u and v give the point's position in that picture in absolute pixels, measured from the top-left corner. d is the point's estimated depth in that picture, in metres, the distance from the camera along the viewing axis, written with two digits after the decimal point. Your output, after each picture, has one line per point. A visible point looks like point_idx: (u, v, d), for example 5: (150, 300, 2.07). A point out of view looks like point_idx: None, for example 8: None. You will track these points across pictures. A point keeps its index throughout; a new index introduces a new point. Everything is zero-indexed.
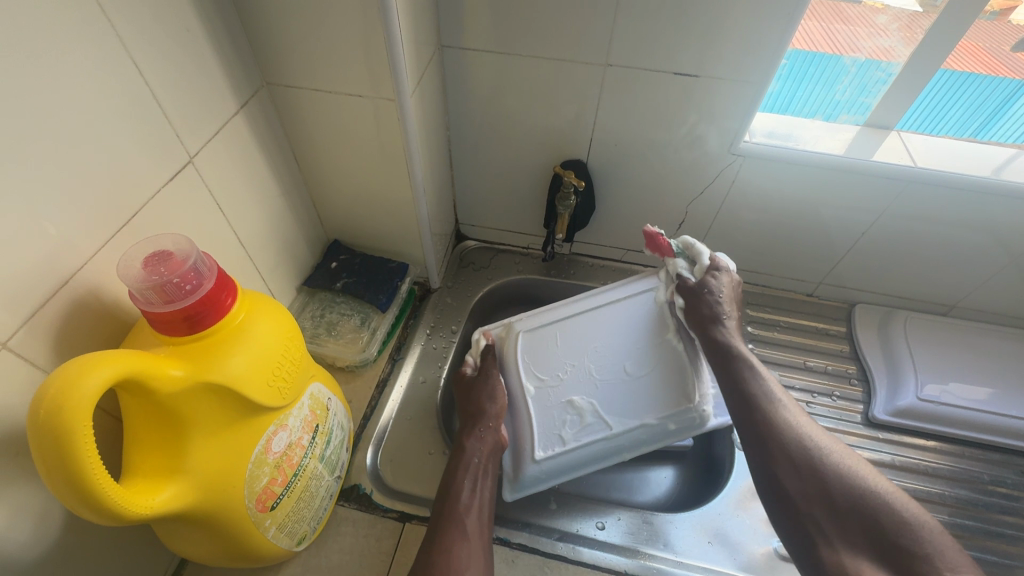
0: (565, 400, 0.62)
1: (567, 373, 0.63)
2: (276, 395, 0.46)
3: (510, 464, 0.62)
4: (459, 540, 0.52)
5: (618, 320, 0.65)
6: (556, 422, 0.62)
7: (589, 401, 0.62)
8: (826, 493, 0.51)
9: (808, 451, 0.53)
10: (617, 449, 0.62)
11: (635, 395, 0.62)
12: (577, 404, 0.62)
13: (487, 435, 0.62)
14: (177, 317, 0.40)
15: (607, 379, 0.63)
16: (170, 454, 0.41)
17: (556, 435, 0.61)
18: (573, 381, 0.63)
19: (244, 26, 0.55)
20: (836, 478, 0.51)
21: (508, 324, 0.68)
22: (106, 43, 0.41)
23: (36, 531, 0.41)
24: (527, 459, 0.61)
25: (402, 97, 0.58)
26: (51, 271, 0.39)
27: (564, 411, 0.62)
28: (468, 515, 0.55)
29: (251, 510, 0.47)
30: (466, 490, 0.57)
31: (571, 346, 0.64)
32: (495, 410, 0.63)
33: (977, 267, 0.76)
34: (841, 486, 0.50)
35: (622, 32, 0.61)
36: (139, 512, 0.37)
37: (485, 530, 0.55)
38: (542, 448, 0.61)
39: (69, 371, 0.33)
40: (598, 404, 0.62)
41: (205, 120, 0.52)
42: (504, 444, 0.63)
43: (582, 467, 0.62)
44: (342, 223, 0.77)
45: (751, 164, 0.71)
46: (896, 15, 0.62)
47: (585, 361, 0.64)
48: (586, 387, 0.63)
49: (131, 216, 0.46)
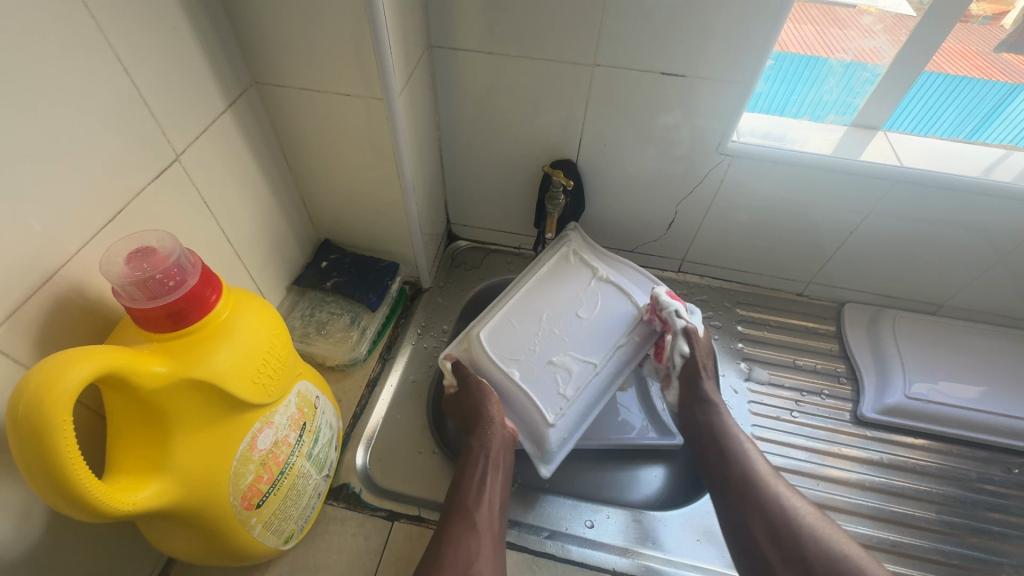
0: (544, 360, 0.64)
1: (536, 342, 0.65)
2: (261, 391, 0.46)
3: (531, 442, 0.63)
4: (468, 534, 0.53)
5: (559, 278, 0.71)
6: (549, 383, 0.63)
7: (567, 353, 0.64)
8: (803, 563, 0.51)
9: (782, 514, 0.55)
10: (610, 380, 0.65)
11: (599, 328, 0.66)
12: (558, 362, 0.64)
13: (496, 432, 0.60)
14: (161, 313, 0.40)
15: (571, 326, 0.66)
16: (154, 451, 0.41)
17: (557, 395, 0.62)
18: (545, 345, 0.65)
19: (233, 26, 0.55)
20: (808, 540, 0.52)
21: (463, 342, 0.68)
22: (93, 42, 0.41)
23: (20, 527, 0.41)
24: (542, 429, 0.61)
25: (391, 96, 0.58)
26: (35, 268, 0.40)
27: (550, 372, 0.63)
28: (477, 506, 0.56)
29: (237, 507, 0.47)
30: (475, 487, 0.57)
31: (527, 322, 0.67)
32: (492, 406, 0.62)
33: (964, 266, 0.77)
34: (818, 551, 0.51)
35: (609, 33, 0.62)
36: (123, 508, 0.37)
37: (497, 523, 0.56)
38: (550, 412, 0.61)
39: (52, 365, 0.33)
40: (577, 352, 0.64)
41: (192, 119, 0.52)
42: (513, 436, 0.62)
43: (590, 414, 0.64)
44: (333, 223, 0.77)
45: (739, 164, 0.71)
46: (881, 17, 0.64)
47: (545, 326, 0.66)
48: (560, 345, 0.65)
49: (117, 213, 0.46)
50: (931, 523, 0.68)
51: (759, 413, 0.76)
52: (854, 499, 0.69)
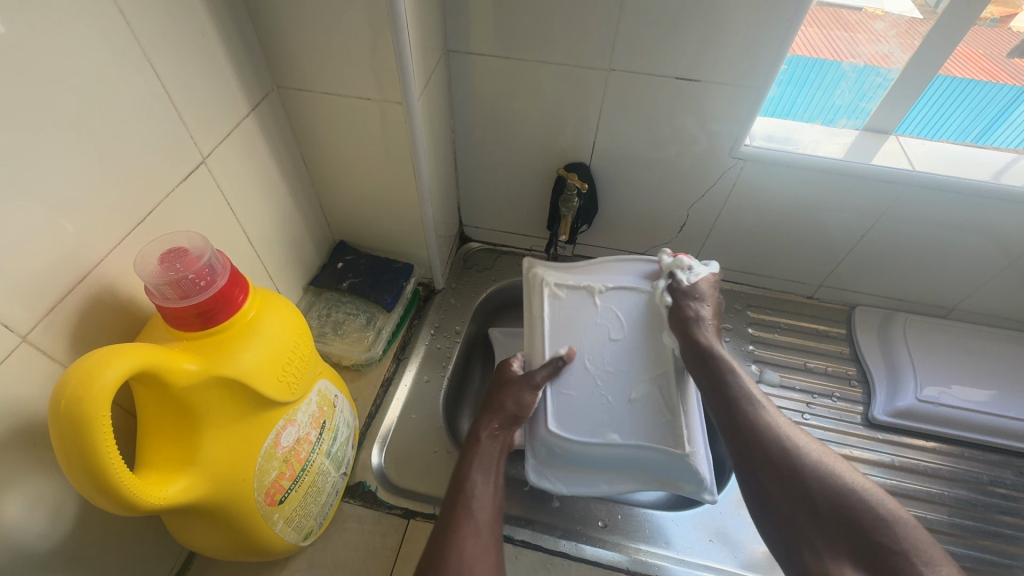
0: (627, 401, 0.64)
1: (604, 395, 0.64)
2: (285, 390, 0.47)
3: (676, 483, 0.61)
4: (468, 532, 0.52)
5: (571, 314, 0.70)
6: (642, 420, 0.62)
7: (636, 387, 0.65)
8: (809, 497, 0.50)
9: (789, 455, 0.53)
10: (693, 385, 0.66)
11: (634, 347, 0.68)
12: (638, 397, 0.64)
13: (499, 437, 0.62)
14: (192, 312, 0.41)
15: (616, 354, 0.67)
16: (183, 447, 0.42)
17: (655, 420, 0.62)
18: (611, 391, 0.64)
19: (256, 31, 0.56)
20: (813, 473, 0.51)
21: (535, 444, 0.63)
22: (125, 47, 0.42)
23: (52, 522, 0.42)
24: (688, 461, 0.59)
25: (409, 100, 0.59)
26: (70, 268, 0.41)
27: (633, 407, 0.63)
28: (479, 508, 0.55)
29: (261, 503, 0.48)
30: (473, 483, 0.57)
31: (578, 379, 0.65)
32: (518, 412, 0.63)
33: (975, 270, 0.77)
34: (821, 484, 0.50)
35: (624, 38, 0.63)
36: (154, 502, 0.38)
37: (495, 526, 0.55)
38: (679, 444, 0.60)
39: (90, 362, 0.34)
40: (643, 375, 0.65)
41: (217, 122, 0.53)
42: (513, 444, 0.64)
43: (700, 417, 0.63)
44: (349, 225, 0.78)
45: (752, 167, 0.72)
46: (893, 23, 0.64)
47: (595, 374, 0.65)
48: (623, 383, 0.65)
49: (146, 214, 0.47)
50: (942, 526, 0.68)
51: None
52: None
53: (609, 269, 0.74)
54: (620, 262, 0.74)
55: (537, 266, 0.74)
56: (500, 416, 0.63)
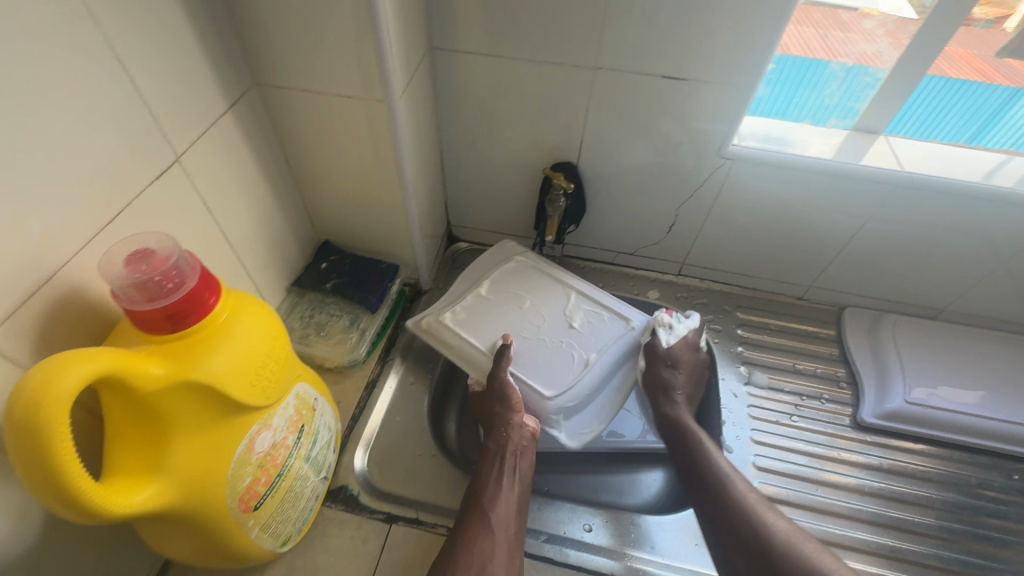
0: (585, 364, 0.67)
1: (561, 367, 0.66)
2: (260, 394, 0.46)
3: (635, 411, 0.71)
4: (483, 534, 0.54)
5: (489, 320, 0.70)
6: (593, 371, 0.67)
7: (571, 344, 0.68)
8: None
9: (751, 523, 0.57)
10: (620, 326, 0.71)
11: (555, 318, 0.70)
12: (595, 355, 0.67)
13: (514, 434, 0.62)
14: (159, 315, 0.40)
15: (552, 330, 0.69)
16: (151, 453, 0.41)
17: (602, 363, 0.68)
18: (562, 361, 0.67)
19: (234, 27, 0.55)
20: (782, 550, 0.54)
21: (555, 415, 0.65)
22: (94, 44, 0.41)
23: (16, 529, 0.41)
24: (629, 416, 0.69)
25: (391, 98, 0.58)
26: (33, 269, 0.39)
27: (579, 360, 0.67)
28: (493, 509, 0.56)
29: (234, 510, 0.47)
30: (492, 488, 0.58)
31: (535, 365, 0.66)
32: (513, 406, 0.63)
33: (965, 271, 0.76)
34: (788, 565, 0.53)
35: (611, 36, 0.62)
36: (119, 511, 0.37)
37: (513, 526, 0.56)
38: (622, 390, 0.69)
39: (49, 367, 0.33)
40: (575, 331, 0.69)
41: (192, 120, 0.52)
42: (535, 433, 0.64)
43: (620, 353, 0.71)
44: (333, 224, 0.77)
45: (740, 167, 0.71)
46: (883, 22, 0.63)
47: (540, 357, 0.67)
48: (568, 348, 0.68)
49: (116, 215, 0.46)
50: (930, 529, 0.68)
51: (759, 418, 0.76)
52: (853, 504, 0.69)
53: (495, 273, 0.75)
54: (495, 259, 0.78)
55: (426, 314, 0.71)
56: (504, 412, 0.63)
